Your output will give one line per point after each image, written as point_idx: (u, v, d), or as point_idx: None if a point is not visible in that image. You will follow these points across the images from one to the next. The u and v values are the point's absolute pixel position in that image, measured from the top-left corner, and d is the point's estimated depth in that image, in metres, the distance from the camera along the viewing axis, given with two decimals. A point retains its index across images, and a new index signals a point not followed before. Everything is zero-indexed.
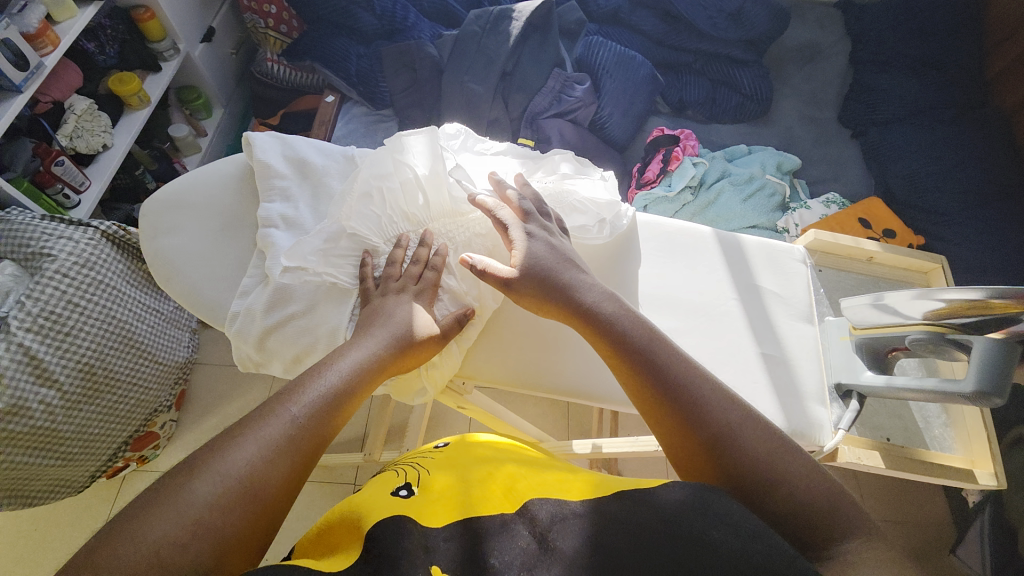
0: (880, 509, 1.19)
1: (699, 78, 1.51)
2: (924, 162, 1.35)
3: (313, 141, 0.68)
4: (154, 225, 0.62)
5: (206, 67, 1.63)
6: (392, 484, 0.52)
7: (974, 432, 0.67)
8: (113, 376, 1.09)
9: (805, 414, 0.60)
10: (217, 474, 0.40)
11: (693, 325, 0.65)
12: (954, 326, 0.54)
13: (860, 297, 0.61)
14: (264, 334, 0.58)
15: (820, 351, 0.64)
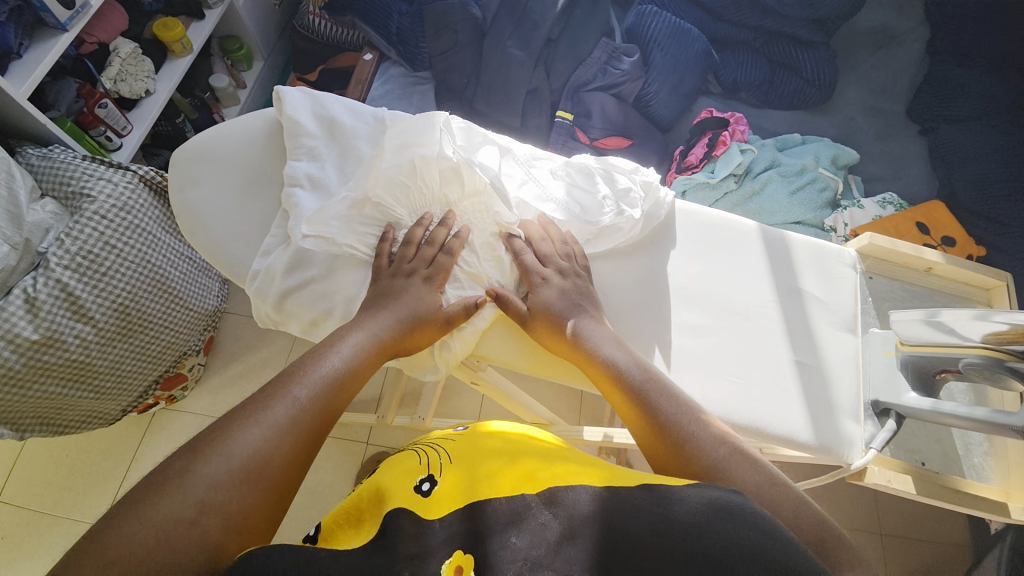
0: (896, 526, 1.15)
1: (757, 57, 1.41)
2: (998, 167, 1.23)
3: (346, 100, 0.65)
4: (179, 176, 0.61)
5: (249, 16, 1.62)
6: (414, 470, 0.52)
7: (1017, 466, 0.62)
8: (146, 318, 1.13)
9: (835, 428, 0.57)
10: (224, 458, 0.44)
11: (726, 324, 0.61)
12: (1013, 354, 0.49)
13: (913, 312, 0.57)
14: (283, 295, 0.57)
15: (860, 363, 0.60)
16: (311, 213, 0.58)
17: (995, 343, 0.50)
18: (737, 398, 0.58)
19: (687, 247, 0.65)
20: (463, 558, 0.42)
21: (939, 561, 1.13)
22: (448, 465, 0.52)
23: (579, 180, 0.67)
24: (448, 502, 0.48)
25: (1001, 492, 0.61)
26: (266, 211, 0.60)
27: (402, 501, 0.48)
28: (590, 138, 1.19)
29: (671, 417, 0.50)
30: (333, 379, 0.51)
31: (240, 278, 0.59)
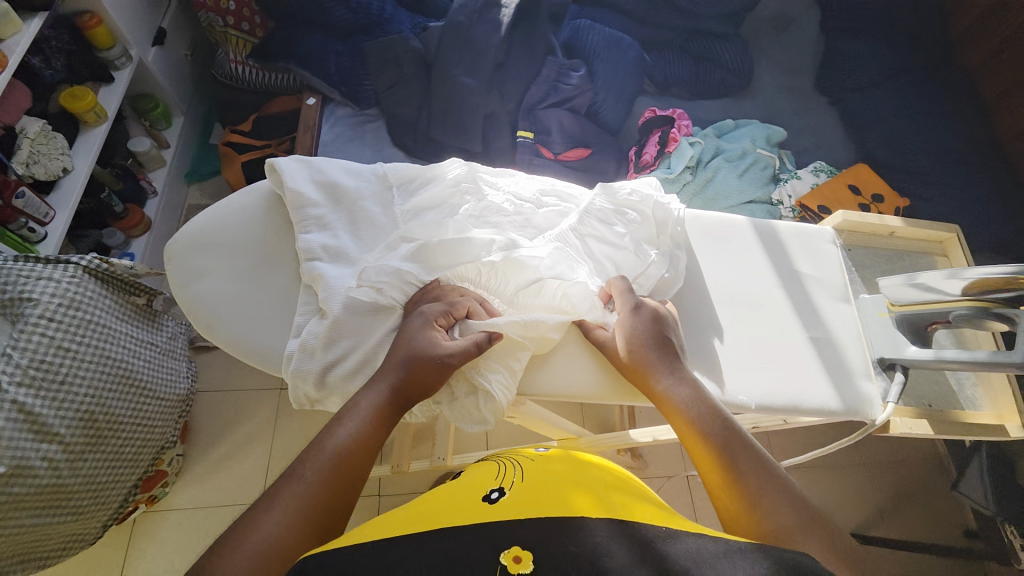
0: (873, 454, 1.34)
1: (681, 55, 1.51)
2: (901, 125, 1.40)
3: (341, 162, 0.65)
4: (179, 272, 0.59)
5: (161, 73, 1.51)
6: (490, 483, 0.56)
7: (1001, 390, 0.71)
8: (116, 420, 1.03)
9: (856, 390, 0.63)
10: (248, 547, 0.44)
11: (744, 315, 0.66)
12: (998, 301, 0.57)
13: (896, 277, 0.65)
14: (323, 371, 0.55)
15: (860, 330, 0.67)
16: (338, 284, 0.57)
17: (979, 293, 0.57)
18: (772, 381, 0.63)
19: (703, 251, 0.70)
20: (519, 548, 0.44)
21: (917, 476, 1.32)
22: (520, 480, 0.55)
23: (601, 229, 0.65)
24: (508, 507, 0.50)
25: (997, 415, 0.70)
26: (283, 291, 0.59)
27: (473, 505, 0.52)
28: (553, 153, 1.22)
29: (722, 438, 0.52)
30: (340, 453, 0.49)
31: (266, 362, 0.57)
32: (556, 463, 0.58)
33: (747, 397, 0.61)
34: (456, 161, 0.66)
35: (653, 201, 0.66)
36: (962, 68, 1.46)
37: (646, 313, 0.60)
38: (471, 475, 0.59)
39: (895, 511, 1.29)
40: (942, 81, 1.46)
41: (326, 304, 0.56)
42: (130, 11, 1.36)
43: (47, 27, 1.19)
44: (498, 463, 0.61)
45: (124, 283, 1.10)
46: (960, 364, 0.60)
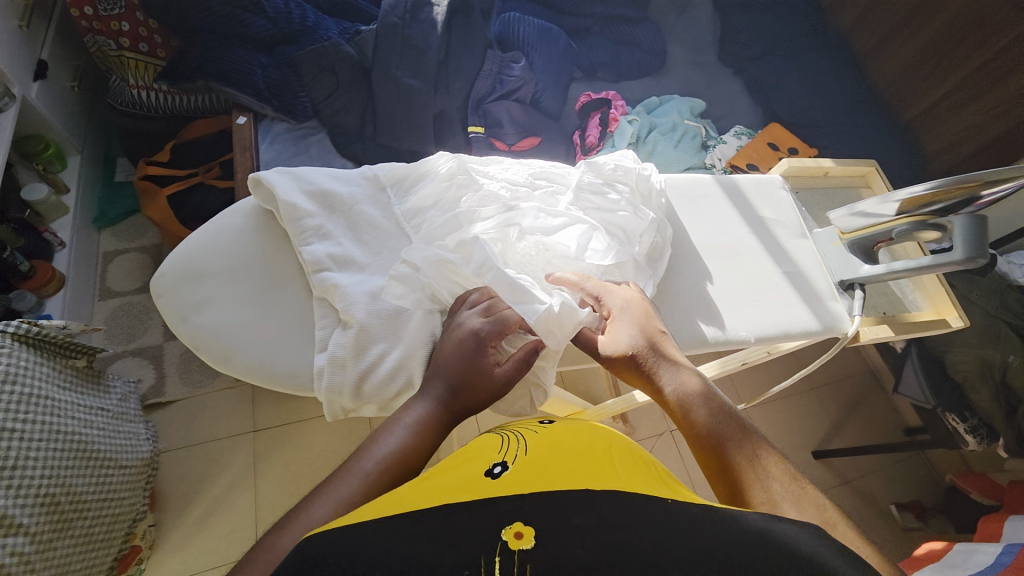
0: (820, 376, 1.52)
1: (601, 40, 1.59)
2: (798, 85, 1.58)
3: (325, 169, 0.63)
4: (179, 306, 0.56)
5: (49, 109, 1.34)
6: (491, 459, 0.53)
7: (934, 290, 0.84)
8: (81, 499, 0.92)
9: (827, 310, 0.73)
10: (301, 526, 0.42)
11: (727, 261, 0.74)
12: (930, 213, 0.66)
13: (842, 209, 0.75)
14: (358, 382, 0.54)
15: (819, 259, 0.78)
16: (355, 291, 0.56)
17: (912, 210, 0.67)
18: (762, 314, 0.71)
19: (685, 213, 0.77)
20: (521, 524, 0.40)
21: (859, 388, 1.51)
22: (522, 455, 0.52)
23: (596, 202, 0.68)
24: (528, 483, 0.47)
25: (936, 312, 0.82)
26: (296, 309, 0.57)
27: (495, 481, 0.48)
28: (507, 145, 1.26)
29: (716, 433, 0.49)
30: (402, 456, 0.47)
31: (291, 386, 0.55)
32: (589, 436, 0.56)
33: (746, 332, 0.69)
34: (444, 155, 0.66)
35: (636, 173, 0.72)
36: (836, 30, 1.67)
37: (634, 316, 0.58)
38: (469, 452, 0.56)
39: (845, 421, 1.47)
40: (822, 44, 1.67)
41: (347, 314, 0.55)
42: (5, 42, 1.19)
43: None
44: (499, 435, 0.59)
45: (58, 346, 0.98)
46: (908, 272, 0.69)
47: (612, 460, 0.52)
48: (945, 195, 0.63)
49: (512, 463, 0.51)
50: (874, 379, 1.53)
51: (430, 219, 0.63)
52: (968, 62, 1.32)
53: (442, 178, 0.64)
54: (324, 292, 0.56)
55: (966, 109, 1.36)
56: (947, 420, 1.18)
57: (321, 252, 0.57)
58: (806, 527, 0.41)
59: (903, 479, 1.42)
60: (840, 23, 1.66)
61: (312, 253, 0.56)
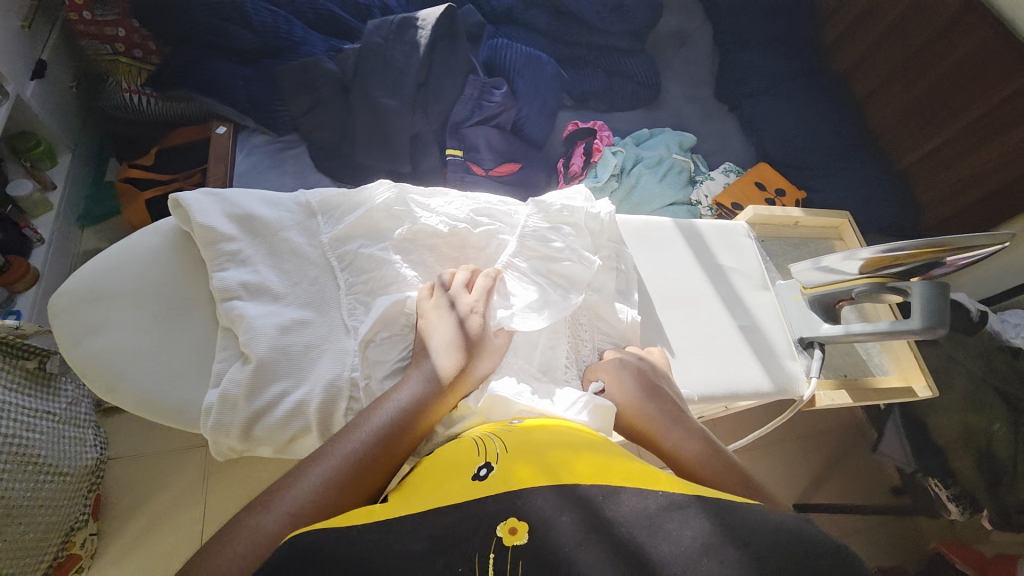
0: (805, 427, 1.44)
1: (596, 70, 1.56)
2: (792, 126, 1.54)
3: (257, 192, 0.66)
4: (74, 328, 0.59)
5: (41, 107, 1.34)
6: (473, 457, 0.51)
7: (903, 356, 0.92)
8: (13, 504, 0.89)
9: (784, 371, 0.78)
10: (260, 530, 0.45)
11: (676, 309, 0.79)
12: (891, 276, 0.69)
13: (806, 263, 0.77)
14: (249, 422, 0.57)
15: (781, 314, 0.82)
16: (261, 323, 0.58)
17: (872, 271, 0.70)
18: (715, 372, 0.75)
19: (642, 258, 0.81)
20: (516, 520, 0.43)
21: (847, 442, 1.43)
22: (504, 452, 0.51)
23: (538, 247, 0.70)
24: (496, 486, 0.47)
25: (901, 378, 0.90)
26: (192, 340, 0.60)
27: (460, 483, 0.48)
28: (484, 170, 1.25)
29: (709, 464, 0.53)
30: (360, 453, 0.51)
31: (174, 416, 0.58)
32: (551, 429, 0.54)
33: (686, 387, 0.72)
34: (384, 184, 0.69)
35: (585, 212, 0.75)
36: (835, 73, 1.64)
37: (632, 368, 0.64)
38: (450, 446, 0.54)
39: (825, 476, 1.40)
40: (819, 86, 1.64)
41: (249, 348, 0.57)
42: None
43: None
44: (472, 438, 0.54)
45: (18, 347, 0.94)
46: (867, 335, 0.73)
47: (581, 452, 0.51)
48: (905, 258, 0.66)
49: (497, 463, 0.49)
50: (862, 434, 1.45)
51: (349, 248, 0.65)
52: (964, 115, 1.30)
53: (377, 211, 0.67)
54: (233, 323, 0.58)
55: (959, 162, 1.34)
56: (930, 486, 1.14)
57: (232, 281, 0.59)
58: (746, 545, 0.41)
59: (889, 545, 1.32)
60: (839, 66, 1.63)
61: (223, 280, 0.59)
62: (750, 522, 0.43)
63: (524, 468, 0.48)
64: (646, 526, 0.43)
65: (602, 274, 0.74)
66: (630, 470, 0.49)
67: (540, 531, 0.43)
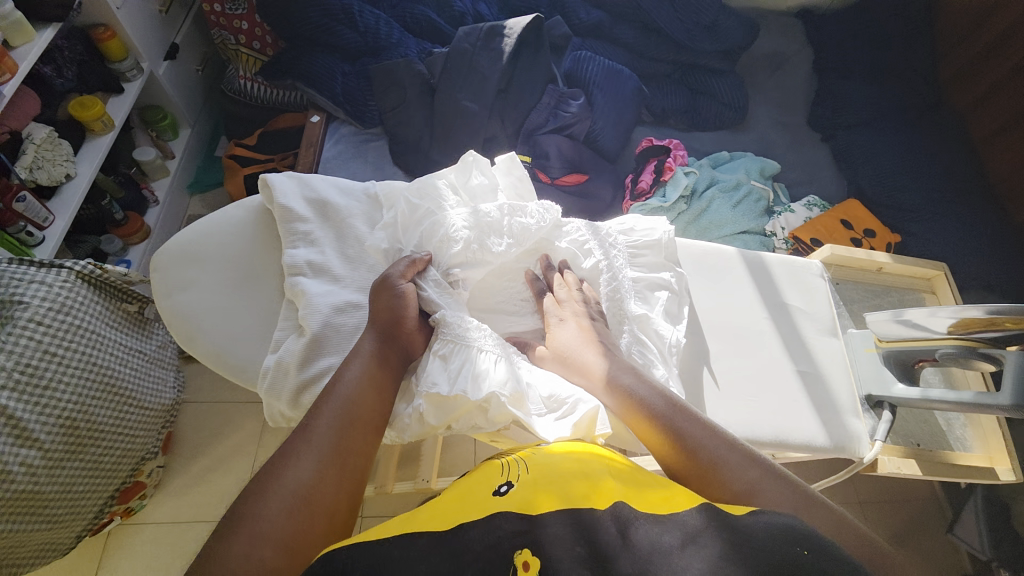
0: (870, 493, 1.28)
1: (678, 87, 1.52)
2: (892, 164, 1.41)
3: (333, 181, 0.75)
4: (167, 283, 0.67)
5: (173, 86, 1.52)
6: (497, 478, 0.55)
7: (991, 434, 0.85)
8: (97, 428, 0.96)
9: (846, 428, 0.78)
10: (284, 489, 0.50)
11: (734, 343, 0.82)
12: (983, 342, 0.69)
13: (882, 314, 0.78)
14: (297, 391, 0.62)
15: (849, 364, 0.83)
16: (319, 300, 0.64)
17: (963, 332, 0.69)
18: (766, 416, 0.77)
19: (702, 288, 0.86)
20: (528, 553, 0.45)
21: (919, 519, 1.26)
22: (526, 473, 0.54)
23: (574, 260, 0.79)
24: (508, 504, 0.50)
25: (988, 458, 0.84)
26: (266, 305, 0.67)
27: (481, 503, 0.51)
28: (551, 178, 1.26)
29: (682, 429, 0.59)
30: (350, 404, 0.57)
31: (237, 371, 0.64)
32: (566, 454, 0.57)
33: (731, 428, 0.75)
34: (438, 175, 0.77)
35: (653, 238, 0.83)
36: (952, 110, 1.48)
37: (630, 368, 0.66)
38: (479, 471, 0.59)
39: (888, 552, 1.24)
40: (931, 123, 1.48)
41: (304, 321, 0.63)
42: (146, 26, 1.39)
43: (61, 38, 1.21)
44: (501, 460, 0.59)
45: (125, 291, 1.04)
46: (945, 403, 0.73)
47: (590, 483, 0.52)
48: (1006, 324, 0.65)
49: (518, 481, 0.53)
50: (938, 511, 1.27)
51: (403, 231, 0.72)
52: None
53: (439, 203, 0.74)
54: (294, 297, 0.65)
55: None
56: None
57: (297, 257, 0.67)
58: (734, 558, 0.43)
59: None
60: (958, 103, 1.47)
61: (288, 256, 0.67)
62: (756, 529, 0.46)
63: (546, 497, 0.51)
64: None
65: (654, 292, 0.80)
66: (656, 495, 0.51)
67: None
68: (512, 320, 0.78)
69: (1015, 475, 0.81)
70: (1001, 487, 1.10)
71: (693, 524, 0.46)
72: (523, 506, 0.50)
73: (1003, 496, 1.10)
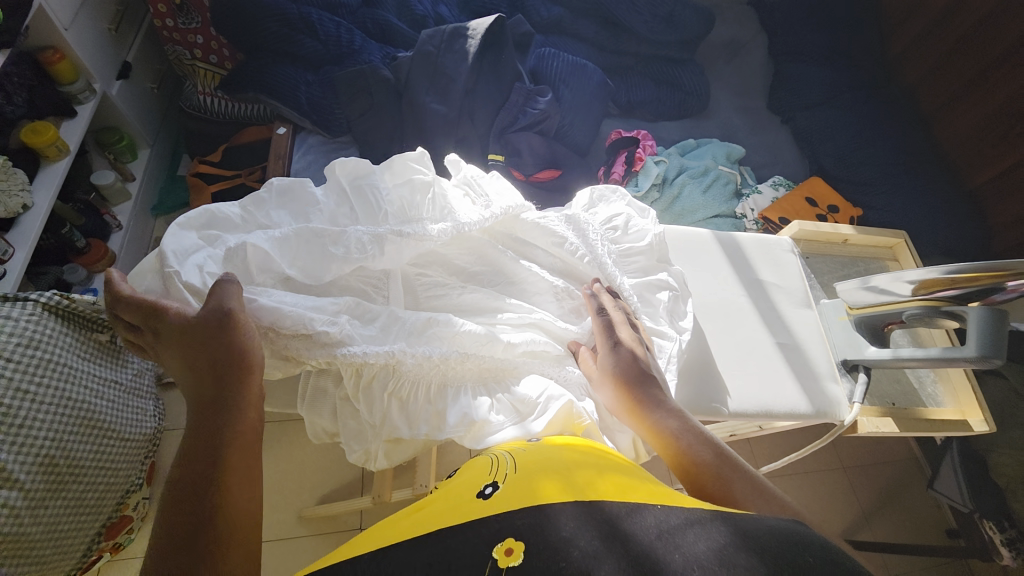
0: (852, 456, 1.33)
1: (643, 79, 1.54)
2: (850, 141, 1.47)
3: (319, 201, 0.77)
4: (145, 304, 0.73)
5: (128, 105, 1.47)
6: (483, 480, 0.55)
7: (960, 389, 0.90)
8: (78, 465, 0.92)
9: (826, 395, 0.82)
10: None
11: (718, 319, 0.85)
12: (946, 301, 0.73)
13: (852, 282, 0.83)
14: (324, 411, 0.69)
15: (824, 333, 0.87)
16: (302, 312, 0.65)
17: (926, 293, 0.74)
18: (751, 389, 0.80)
19: (688, 270, 0.89)
20: (512, 540, 0.44)
21: (898, 476, 1.32)
22: (511, 473, 0.55)
23: (564, 250, 0.81)
24: (501, 502, 0.50)
25: (959, 411, 0.89)
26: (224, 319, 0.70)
27: (470, 504, 0.51)
28: (524, 176, 1.27)
29: (722, 467, 0.56)
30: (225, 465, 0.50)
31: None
32: (559, 451, 0.58)
33: (719, 403, 0.78)
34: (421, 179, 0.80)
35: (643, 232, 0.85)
36: (901, 86, 1.55)
37: (675, 412, 0.62)
38: (465, 473, 0.60)
39: (877, 512, 1.28)
40: (883, 99, 1.55)
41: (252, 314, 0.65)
42: (96, 45, 1.34)
43: (9, 63, 1.14)
44: (491, 457, 0.61)
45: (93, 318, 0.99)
46: (915, 359, 0.77)
47: (580, 475, 0.52)
48: (964, 282, 0.70)
49: (503, 483, 0.53)
50: (916, 468, 1.33)
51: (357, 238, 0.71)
52: None
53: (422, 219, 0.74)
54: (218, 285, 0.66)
55: None
56: (980, 525, 1.14)
57: (225, 268, 0.67)
58: (732, 532, 0.43)
59: None
60: (906, 79, 1.54)
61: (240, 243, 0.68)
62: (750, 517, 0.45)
63: (553, 486, 0.51)
64: (661, 540, 0.43)
65: (655, 294, 0.81)
66: (660, 491, 0.51)
67: (551, 546, 0.44)
68: None
69: (986, 425, 0.86)
70: (972, 439, 1.17)
71: (700, 506, 0.47)
72: (513, 501, 0.49)
73: (973, 447, 1.16)
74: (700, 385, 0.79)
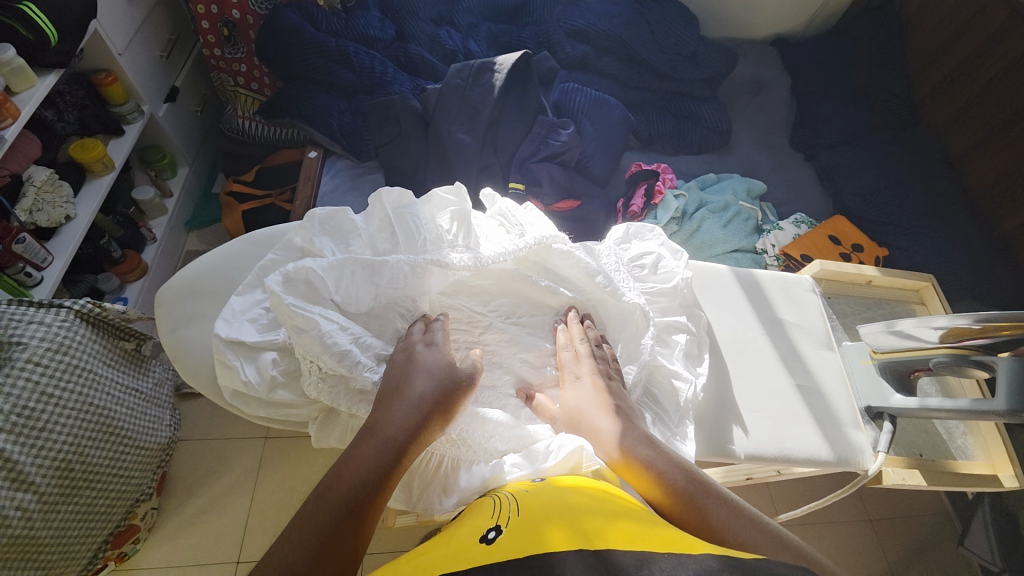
0: (879, 508, 1.26)
1: (664, 114, 1.57)
2: (874, 180, 1.45)
3: (362, 233, 0.78)
4: (173, 318, 0.76)
5: (172, 126, 1.55)
6: (488, 523, 0.55)
7: (991, 442, 0.86)
8: (93, 469, 0.94)
9: (848, 442, 0.79)
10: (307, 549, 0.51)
11: (737, 359, 0.84)
12: (975, 349, 0.71)
13: (875, 325, 0.81)
14: (342, 431, 0.71)
15: (846, 377, 0.85)
16: (318, 337, 0.66)
17: (955, 340, 0.72)
18: (769, 431, 0.78)
19: (706, 305, 0.88)
20: None
21: (929, 532, 1.25)
22: (516, 517, 0.54)
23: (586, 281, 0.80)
24: (505, 548, 0.49)
25: (990, 465, 0.85)
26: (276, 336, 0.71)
27: (476, 549, 0.50)
28: (544, 206, 1.28)
29: (738, 519, 0.55)
30: (371, 474, 0.55)
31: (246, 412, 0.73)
32: (568, 494, 0.57)
33: (737, 446, 0.77)
34: (444, 216, 0.82)
35: (670, 272, 0.85)
36: (928, 127, 1.54)
37: (645, 437, 0.63)
38: (472, 514, 0.59)
39: (906, 569, 1.20)
40: (909, 140, 1.53)
41: (300, 346, 0.67)
42: (147, 70, 1.43)
43: (63, 84, 1.24)
44: (494, 498, 0.61)
45: (122, 328, 1.02)
46: (943, 411, 0.74)
47: (589, 520, 0.52)
48: (994, 331, 0.69)
49: (506, 527, 0.53)
50: (948, 525, 1.25)
51: (400, 267, 0.73)
52: None
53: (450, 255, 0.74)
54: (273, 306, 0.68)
55: None
56: None
57: (296, 269, 0.69)
58: None
59: None
60: (934, 120, 1.53)
61: (299, 265, 0.70)
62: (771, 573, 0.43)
63: (559, 532, 0.50)
64: None
65: (674, 335, 0.81)
66: (672, 537, 0.50)
67: None
68: (515, 347, 0.79)
69: (1019, 481, 0.81)
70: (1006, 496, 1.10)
71: (710, 556, 0.45)
72: (518, 548, 0.48)
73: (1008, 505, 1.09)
74: (715, 429, 0.78)
